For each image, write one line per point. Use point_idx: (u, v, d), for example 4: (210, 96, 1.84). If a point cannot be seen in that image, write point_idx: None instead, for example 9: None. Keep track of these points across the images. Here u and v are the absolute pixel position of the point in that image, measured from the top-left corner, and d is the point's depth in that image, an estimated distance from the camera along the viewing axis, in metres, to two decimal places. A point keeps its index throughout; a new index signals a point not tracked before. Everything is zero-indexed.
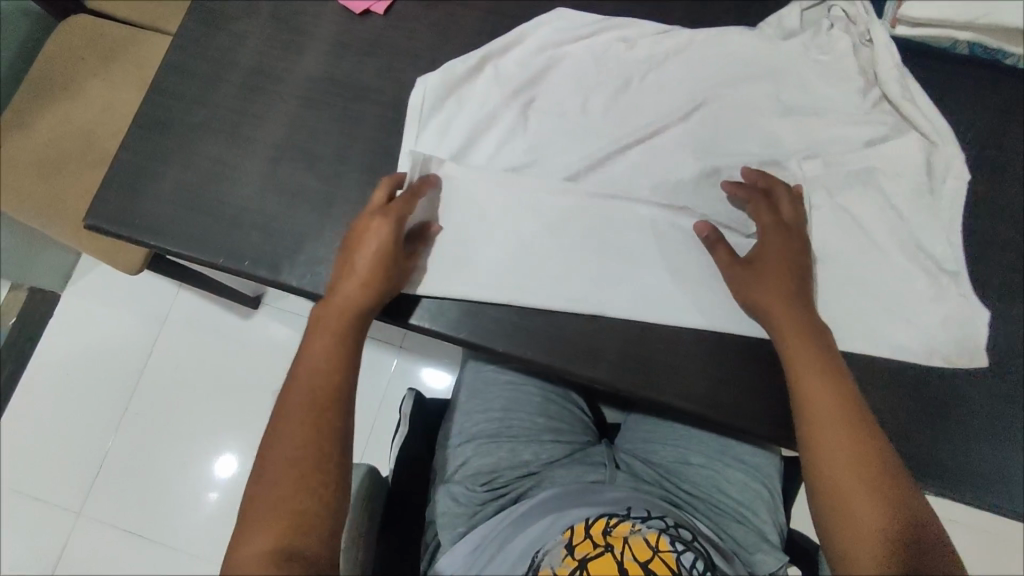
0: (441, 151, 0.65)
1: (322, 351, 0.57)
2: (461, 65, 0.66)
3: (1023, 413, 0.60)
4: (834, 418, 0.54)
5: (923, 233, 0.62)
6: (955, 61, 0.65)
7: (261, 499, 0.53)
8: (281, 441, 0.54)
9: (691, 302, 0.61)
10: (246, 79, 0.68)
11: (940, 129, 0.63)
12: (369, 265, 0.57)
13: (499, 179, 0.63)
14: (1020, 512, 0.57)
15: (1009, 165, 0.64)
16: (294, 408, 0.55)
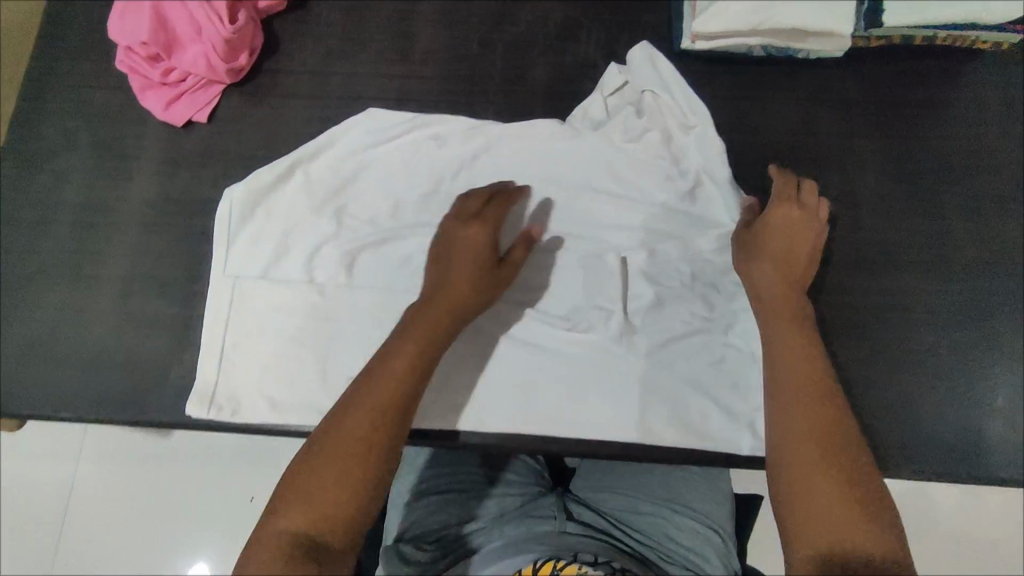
0: (249, 270, 0.64)
1: (412, 336, 0.53)
2: (265, 174, 0.65)
3: (912, 375, 0.61)
4: (802, 384, 0.52)
5: None
6: (752, 64, 0.69)
7: (303, 484, 0.45)
8: (354, 424, 0.48)
9: (567, 384, 0.62)
10: (77, 216, 0.66)
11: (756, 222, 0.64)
12: (469, 259, 0.57)
13: (343, 309, 0.63)
14: (923, 472, 0.59)
15: (830, 146, 0.67)
16: (360, 415, 0.48)
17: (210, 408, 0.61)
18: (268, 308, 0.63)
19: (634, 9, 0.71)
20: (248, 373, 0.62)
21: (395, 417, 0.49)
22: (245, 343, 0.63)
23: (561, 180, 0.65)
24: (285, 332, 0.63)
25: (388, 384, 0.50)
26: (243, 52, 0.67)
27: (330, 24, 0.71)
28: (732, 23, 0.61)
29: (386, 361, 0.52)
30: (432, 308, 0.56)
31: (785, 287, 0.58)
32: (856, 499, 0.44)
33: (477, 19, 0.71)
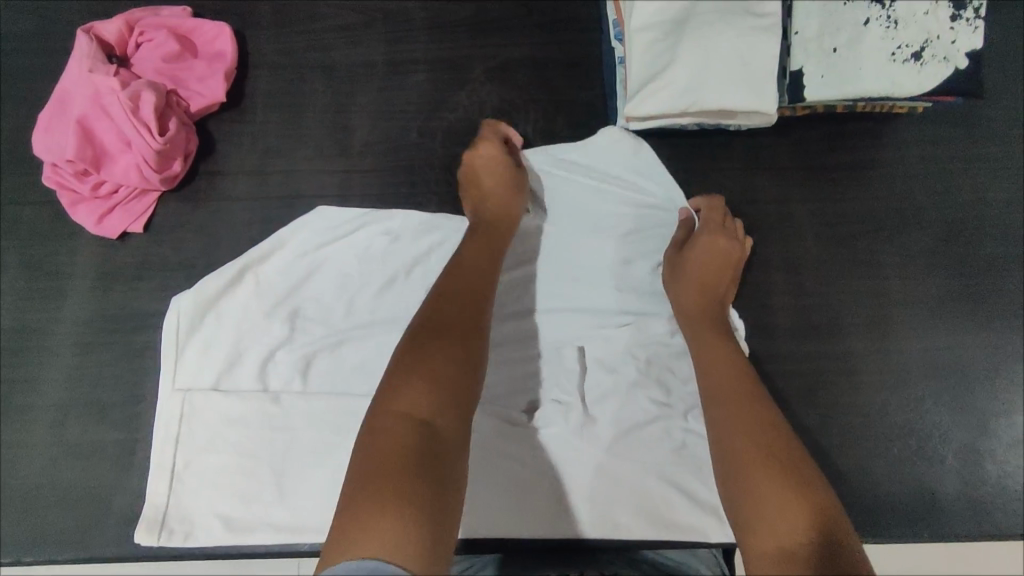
0: (200, 380, 0.62)
1: (479, 266, 0.59)
2: (214, 282, 0.63)
3: (871, 440, 0.62)
4: (727, 373, 0.57)
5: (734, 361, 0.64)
6: (687, 136, 0.71)
7: (364, 468, 0.42)
8: (409, 397, 0.46)
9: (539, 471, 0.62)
10: (10, 342, 0.64)
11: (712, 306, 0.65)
12: (496, 181, 0.65)
13: (298, 415, 0.61)
14: (894, 536, 0.60)
15: (768, 214, 0.69)
16: (410, 378, 0.48)
17: (161, 535, 0.58)
18: (219, 424, 0.61)
19: (569, 87, 0.72)
20: (199, 495, 0.59)
21: (460, 351, 0.51)
22: (196, 460, 0.60)
23: (516, 271, 0.67)
24: (238, 450, 0.60)
25: (428, 351, 0.50)
26: (176, 158, 0.66)
27: (266, 122, 0.71)
28: (662, 106, 0.62)
29: (429, 329, 0.52)
30: (434, 301, 0.55)
31: (703, 305, 0.62)
32: (787, 472, 0.48)
33: (415, 108, 0.71)
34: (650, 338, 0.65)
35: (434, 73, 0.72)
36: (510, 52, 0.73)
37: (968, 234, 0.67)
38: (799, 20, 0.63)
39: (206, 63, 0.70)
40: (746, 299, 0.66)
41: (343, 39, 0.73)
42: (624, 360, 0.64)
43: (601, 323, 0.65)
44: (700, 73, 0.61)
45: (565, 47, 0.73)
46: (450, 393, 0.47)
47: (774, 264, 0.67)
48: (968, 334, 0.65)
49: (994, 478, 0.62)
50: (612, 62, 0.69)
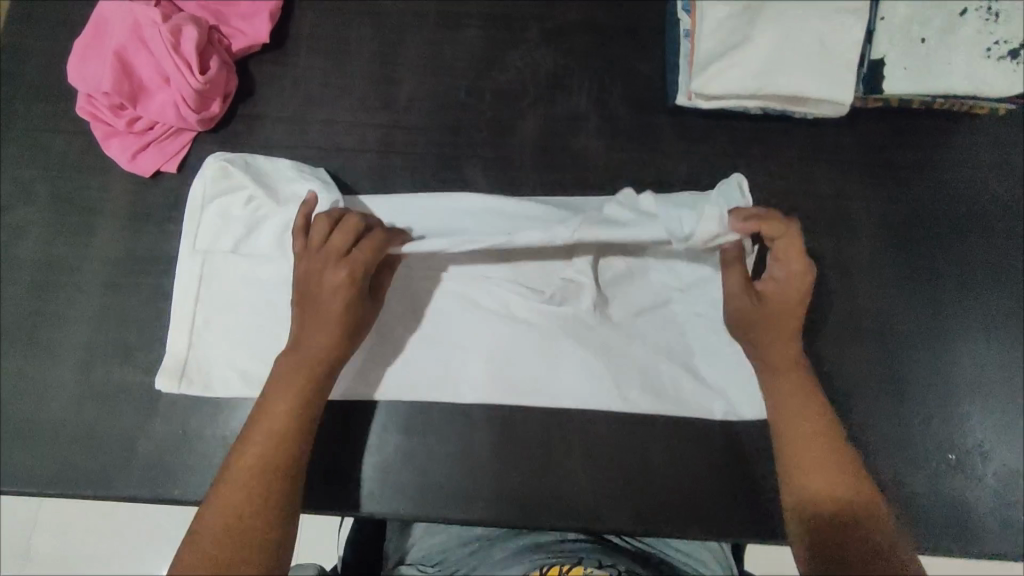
0: (219, 243, 0.61)
1: (302, 381, 0.52)
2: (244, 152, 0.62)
3: (909, 447, 0.61)
4: (772, 333, 0.54)
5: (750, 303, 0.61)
6: (747, 119, 0.67)
7: (226, 477, 0.47)
8: (270, 428, 0.49)
9: (569, 450, 0.59)
10: (36, 275, 0.62)
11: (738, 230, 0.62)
12: (331, 289, 0.52)
13: None
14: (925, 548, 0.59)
15: (827, 208, 0.65)
16: (280, 401, 0.51)
17: (181, 381, 0.58)
18: (240, 286, 0.61)
19: (627, 57, 0.68)
20: (218, 352, 0.59)
21: (283, 442, 0.49)
22: (209, 351, 0.59)
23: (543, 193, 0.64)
24: (259, 325, 0.60)
25: (268, 452, 0.49)
26: (215, 99, 0.63)
27: (308, 67, 0.68)
28: (733, 85, 0.59)
29: (272, 446, 0.49)
30: (301, 328, 0.53)
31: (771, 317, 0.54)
32: (843, 467, 0.49)
33: (464, 65, 0.68)
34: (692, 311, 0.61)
35: (486, 29, 0.68)
36: (569, 14, 0.69)
37: None
38: (887, 5, 0.59)
39: None
40: None
41: None
42: (661, 273, 0.61)
43: None
44: (776, 54, 0.58)
45: (628, 12, 0.69)
46: (281, 439, 0.49)
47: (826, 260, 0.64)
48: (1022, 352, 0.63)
49: None
50: (676, 35, 0.65)
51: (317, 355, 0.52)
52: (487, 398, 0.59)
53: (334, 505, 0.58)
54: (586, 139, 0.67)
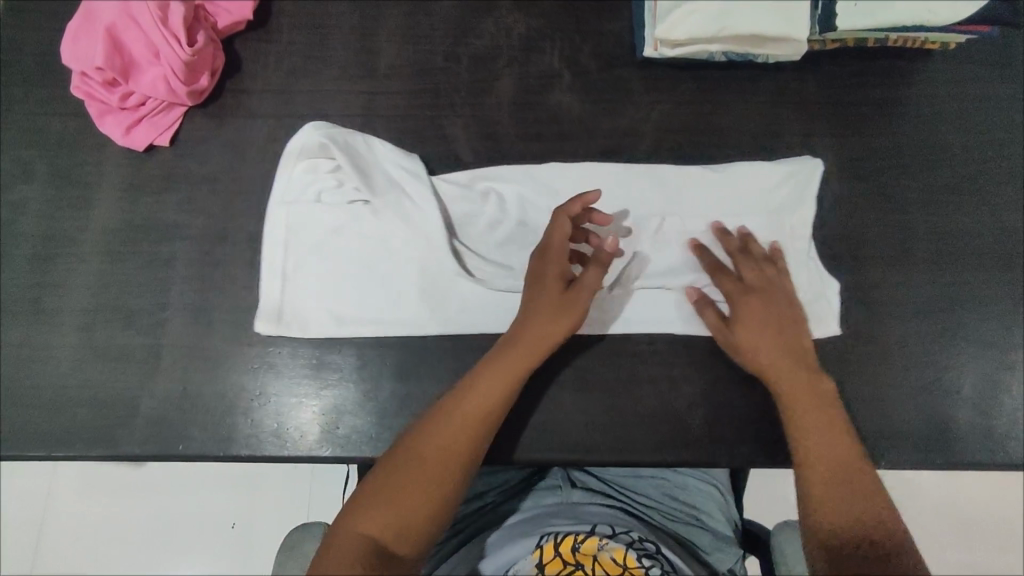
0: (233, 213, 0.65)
1: (490, 381, 0.56)
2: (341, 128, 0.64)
3: (888, 367, 0.63)
4: (770, 313, 0.60)
5: (795, 226, 0.65)
6: (713, 68, 0.70)
7: (399, 472, 0.53)
8: (464, 423, 0.55)
9: (559, 385, 0.61)
10: (38, 248, 0.64)
11: (792, 172, 0.66)
12: (542, 287, 0.59)
13: (322, 314, 0.63)
14: (908, 460, 0.61)
15: (793, 147, 0.68)
16: (493, 388, 0.56)
17: (279, 323, 0.62)
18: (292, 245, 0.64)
19: (596, 17, 0.72)
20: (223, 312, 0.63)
21: (454, 442, 0.54)
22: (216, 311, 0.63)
23: (526, 156, 0.68)
24: (317, 274, 0.63)
25: (437, 446, 0.54)
26: (203, 73, 0.66)
27: (291, 42, 0.71)
28: (695, 30, 0.62)
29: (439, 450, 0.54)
30: (519, 336, 0.58)
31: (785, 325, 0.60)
32: (855, 497, 0.52)
33: (440, 33, 0.71)
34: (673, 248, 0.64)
35: None
36: None
37: (993, 174, 0.67)
38: None
39: None
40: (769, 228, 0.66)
41: None
42: (690, 218, 0.66)
43: (701, 174, 0.66)
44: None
45: None
46: (454, 443, 0.54)
47: None
48: (992, 269, 0.65)
49: (1012, 408, 0.62)
50: None
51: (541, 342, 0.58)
52: (479, 338, 0.62)
53: (338, 453, 0.60)
54: (561, 94, 0.69)
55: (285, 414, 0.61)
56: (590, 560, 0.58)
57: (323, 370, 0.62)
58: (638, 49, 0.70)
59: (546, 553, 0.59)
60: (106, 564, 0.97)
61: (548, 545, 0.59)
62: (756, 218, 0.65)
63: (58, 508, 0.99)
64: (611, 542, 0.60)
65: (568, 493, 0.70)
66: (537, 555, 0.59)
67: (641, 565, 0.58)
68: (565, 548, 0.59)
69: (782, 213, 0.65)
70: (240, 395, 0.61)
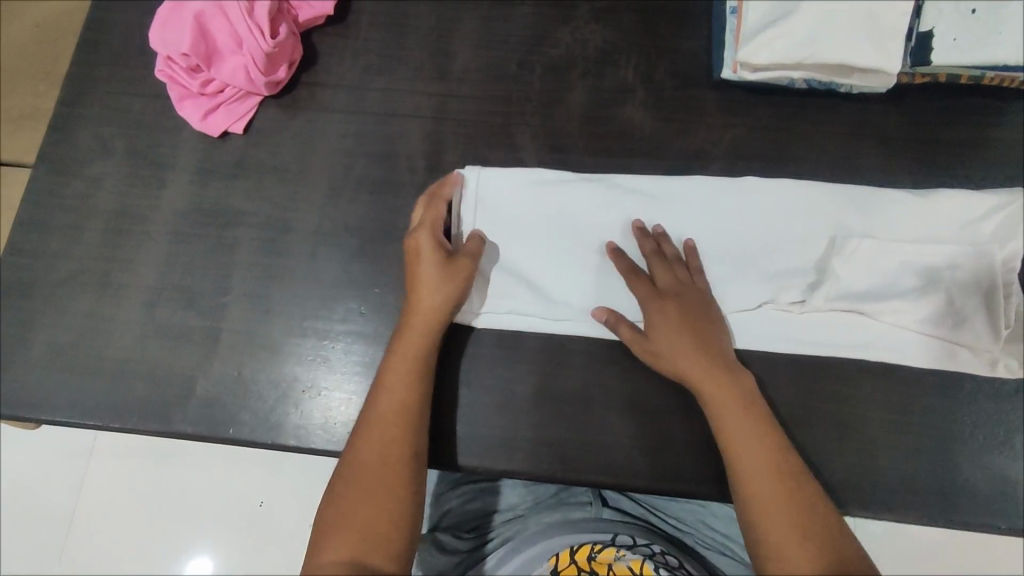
0: (299, 205, 0.67)
1: (393, 382, 0.56)
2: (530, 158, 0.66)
3: (955, 421, 0.60)
4: (704, 363, 0.56)
5: (948, 272, 0.60)
6: (792, 94, 0.68)
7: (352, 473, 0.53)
8: (386, 418, 0.55)
9: (608, 405, 0.60)
10: (110, 222, 0.66)
11: (939, 216, 0.62)
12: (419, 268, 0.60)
13: (379, 310, 0.64)
14: (969, 520, 0.58)
15: (869, 182, 0.66)
16: (396, 387, 0.56)
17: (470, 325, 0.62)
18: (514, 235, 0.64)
19: (675, 34, 0.70)
20: (283, 300, 0.64)
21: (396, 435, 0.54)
22: (278, 299, 0.64)
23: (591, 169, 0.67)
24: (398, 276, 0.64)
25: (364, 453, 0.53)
26: (281, 65, 0.68)
27: (368, 39, 0.71)
28: (779, 56, 0.61)
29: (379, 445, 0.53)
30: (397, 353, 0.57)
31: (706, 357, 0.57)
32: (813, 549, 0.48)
33: (515, 40, 0.71)
34: (739, 278, 0.62)
35: (539, 7, 0.71)
36: None
37: None
38: None
39: None
40: None
41: None
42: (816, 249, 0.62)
43: (902, 200, 0.63)
44: (822, 25, 0.60)
45: None
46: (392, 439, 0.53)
47: None
48: None
49: None
50: (724, 10, 0.67)
51: (414, 351, 0.57)
52: (530, 350, 0.62)
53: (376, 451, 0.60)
54: (632, 110, 0.68)
55: (333, 409, 0.61)
56: (605, 568, 0.64)
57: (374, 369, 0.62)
58: (716, 70, 0.68)
59: (562, 560, 0.65)
60: (139, 530, 1.00)
61: (565, 553, 0.65)
62: (901, 258, 0.61)
63: (98, 472, 1.02)
64: (629, 553, 0.65)
65: (598, 509, 0.70)
66: (553, 560, 0.65)
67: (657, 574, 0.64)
68: (582, 557, 0.65)
69: (864, 251, 0.61)
70: (291, 385, 0.62)
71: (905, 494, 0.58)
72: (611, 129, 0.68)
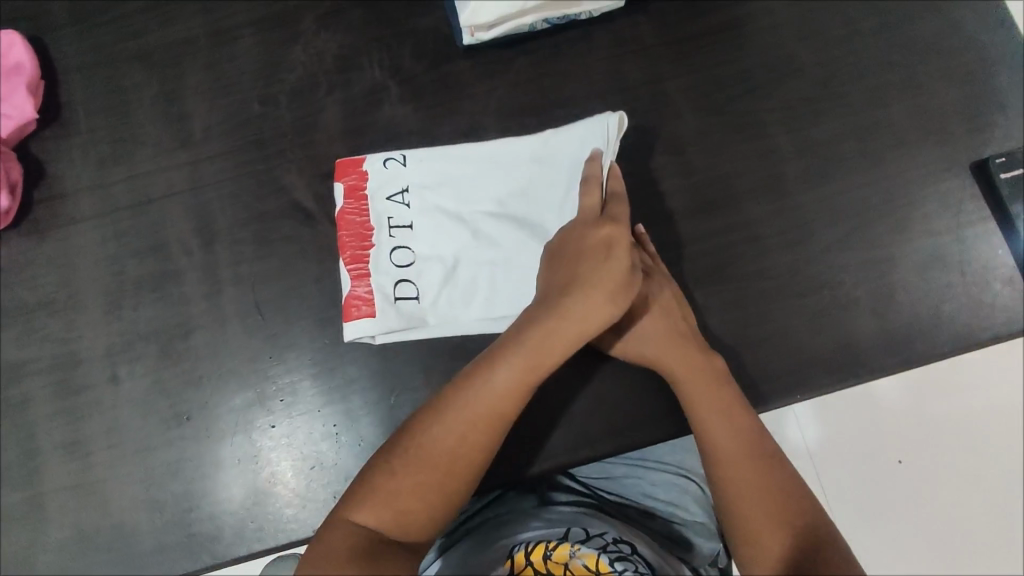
0: (81, 332, 0.61)
1: (485, 402, 0.51)
2: (301, 194, 0.63)
3: (785, 300, 0.61)
4: (686, 357, 0.57)
5: (719, 170, 0.64)
6: (540, 37, 0.66)
7: (385, 482, 0.50)
8: (491, 398, 0.51)
9: None
10: None
11: (693, 123, 0.65)
12: (601, 293, 0.54)
13: (202, 406, 0.59)
14: (826, 387, 0.60)
15: (642, 100, 0.65)
16: (456, 428, 0.51)
17: (295, 391, 0.59)
18: (304, 279, 0.61)
19: (408, 14, 0.67)
20: (99, 436, 0.59)
21: (469, 448, 0.51)
22: (93, 438, 0.59)
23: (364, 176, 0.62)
24: (212, 366, 0.60)
25: (414, 468, 0.50)
26: (1, 191, 0.61)
27: (91, 129, 0.65)
28: (500, 8, 0.60)
29: (424, 465, 0.50)
30: (536, 334, 0.53)
31: (681, 352, 0.57)
32: (790, 523, 0.51)
33: (249, 77, 0.66)
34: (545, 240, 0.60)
35: (260, 34, 0.66)
36: None
37: (841, 72, 0.65)
38: None
39: (3, 79, 0.63)
40: (636, 189, 0.64)
41: (155, 19, 0.66)
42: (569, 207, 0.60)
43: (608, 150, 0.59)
44: None
45: None
46: (447, 456, 0.50)
47: (655, 148, 0.64)
48: (864, 171, 0.64)
49: (912, 306, 0.61)
50: None
51: (529, 361, 0.52)
52: (371, 388, 0.59)
53: (245, 551, 0.56)
54: (391, 108, 0.65)
55: (191, 525, 0.57)
56: None
57: (222, 468, 0.58)
58: (457, 39, 0.65)
59: (518, 563, 0.66)
60: None
61: None
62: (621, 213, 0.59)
63: None
64: None
65: (544, 496, 0.67)
66: None
67: None
68: None
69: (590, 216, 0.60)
70: (138, 520, 0.57)
71: (760, 385, 0.60)
72: (378, 136, 0.64)
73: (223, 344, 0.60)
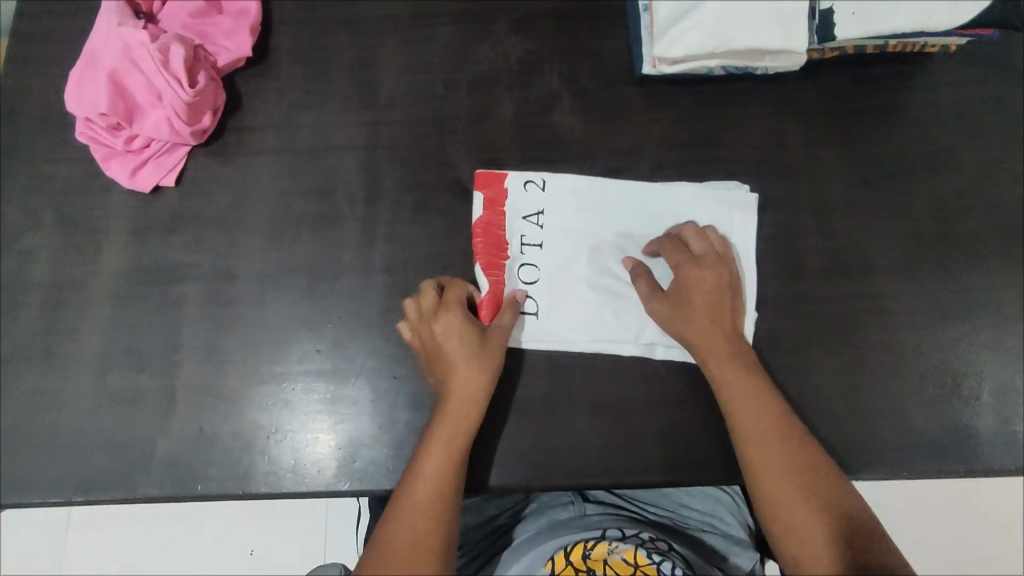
0: (242, 251, 0.66)
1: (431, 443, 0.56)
2: (464, 174, 0.68)
3: (905, 377, 0.62)
4: (727, 357, 0.59)
5: (861, 239, 0.66)
6: (712, 82, 0.70)
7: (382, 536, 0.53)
8: (437, 436, 0.56)
9: (573, 408, 0.62)
10: (48, 294, 0.65)
11: (844, 191, 0.67)
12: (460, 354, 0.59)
13: (333, 343, 0.63)
14: (930, 470, 0.60)
15: (797, 158, 0.68)
16: (420, 468, 0.55)
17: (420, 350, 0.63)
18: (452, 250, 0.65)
19: (594, 36, 0.72)
20: (236, 348, 0.63)
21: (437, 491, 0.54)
22: (231, 349, 0.63)
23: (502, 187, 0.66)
24: (350, 308, 0.64)
25: (403, 520, 0.53)
26: (206, 112, 0.67)
27: (291, 76, 0.71)
28: (690, 48, 0.63)
29: (411, 512, 0.53)
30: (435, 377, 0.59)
31: (722, 350, 0.59)
32: (846, 521, 0.51)
33: (438, 61, 0.71)
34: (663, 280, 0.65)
35: (457, 26, 0.72)
36: (533, 3, 0.72)
37: (996, 175, 0.67)
38: None
39: (231, 17, 0.70)
40: (777, 240, 0.66)
41: None
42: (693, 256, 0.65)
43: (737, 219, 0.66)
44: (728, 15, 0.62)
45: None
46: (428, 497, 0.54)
47: (801, 206, 0.67)
48: (1003, 273, 0.65)
49: None
50: (637, 8, 0.69)
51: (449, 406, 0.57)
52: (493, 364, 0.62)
53: (347, 484, 0.60)
54: (561, 115, 0.69)
55: (302, 450, 0.61)
56: (602, 564, 0.58)
57: (337, 405, 0.62)
58: (636, 66, 0.70)
59: (557, 563, 0.58)
60: None
61: (559, 555, 0.59)
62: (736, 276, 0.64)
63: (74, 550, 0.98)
64: (621, 545, 0.59)
65: (580, 506, 0.68)
66: (549, 566, 0.59)
67: (653, 560, 0.57)
68: (576, 556, 0.58)
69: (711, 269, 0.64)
70: (255, 433, 0.61)
71: (866, 453, 0.60)
72: (544, 136, 0.69)
73: (365, 292, 0.65)
